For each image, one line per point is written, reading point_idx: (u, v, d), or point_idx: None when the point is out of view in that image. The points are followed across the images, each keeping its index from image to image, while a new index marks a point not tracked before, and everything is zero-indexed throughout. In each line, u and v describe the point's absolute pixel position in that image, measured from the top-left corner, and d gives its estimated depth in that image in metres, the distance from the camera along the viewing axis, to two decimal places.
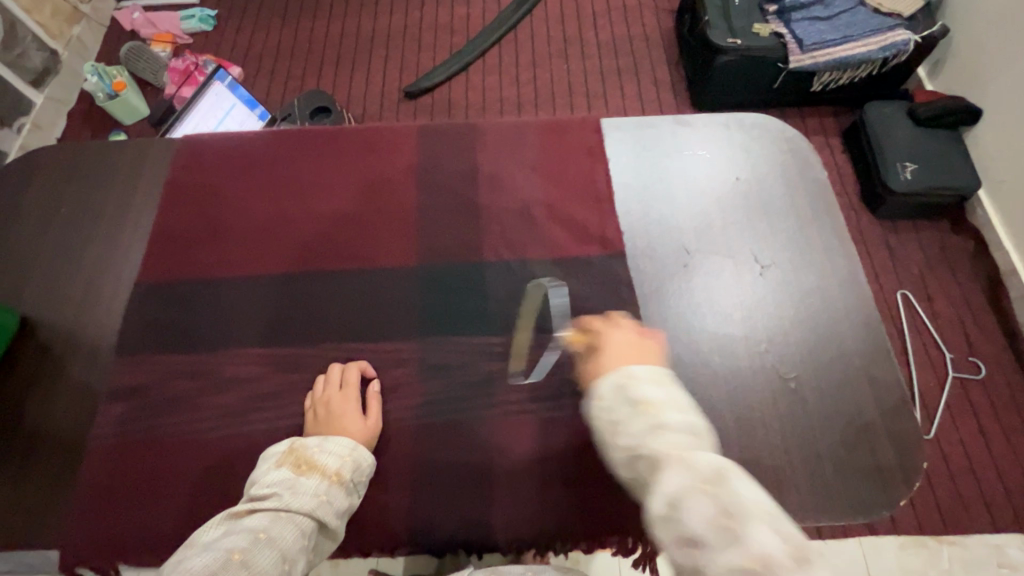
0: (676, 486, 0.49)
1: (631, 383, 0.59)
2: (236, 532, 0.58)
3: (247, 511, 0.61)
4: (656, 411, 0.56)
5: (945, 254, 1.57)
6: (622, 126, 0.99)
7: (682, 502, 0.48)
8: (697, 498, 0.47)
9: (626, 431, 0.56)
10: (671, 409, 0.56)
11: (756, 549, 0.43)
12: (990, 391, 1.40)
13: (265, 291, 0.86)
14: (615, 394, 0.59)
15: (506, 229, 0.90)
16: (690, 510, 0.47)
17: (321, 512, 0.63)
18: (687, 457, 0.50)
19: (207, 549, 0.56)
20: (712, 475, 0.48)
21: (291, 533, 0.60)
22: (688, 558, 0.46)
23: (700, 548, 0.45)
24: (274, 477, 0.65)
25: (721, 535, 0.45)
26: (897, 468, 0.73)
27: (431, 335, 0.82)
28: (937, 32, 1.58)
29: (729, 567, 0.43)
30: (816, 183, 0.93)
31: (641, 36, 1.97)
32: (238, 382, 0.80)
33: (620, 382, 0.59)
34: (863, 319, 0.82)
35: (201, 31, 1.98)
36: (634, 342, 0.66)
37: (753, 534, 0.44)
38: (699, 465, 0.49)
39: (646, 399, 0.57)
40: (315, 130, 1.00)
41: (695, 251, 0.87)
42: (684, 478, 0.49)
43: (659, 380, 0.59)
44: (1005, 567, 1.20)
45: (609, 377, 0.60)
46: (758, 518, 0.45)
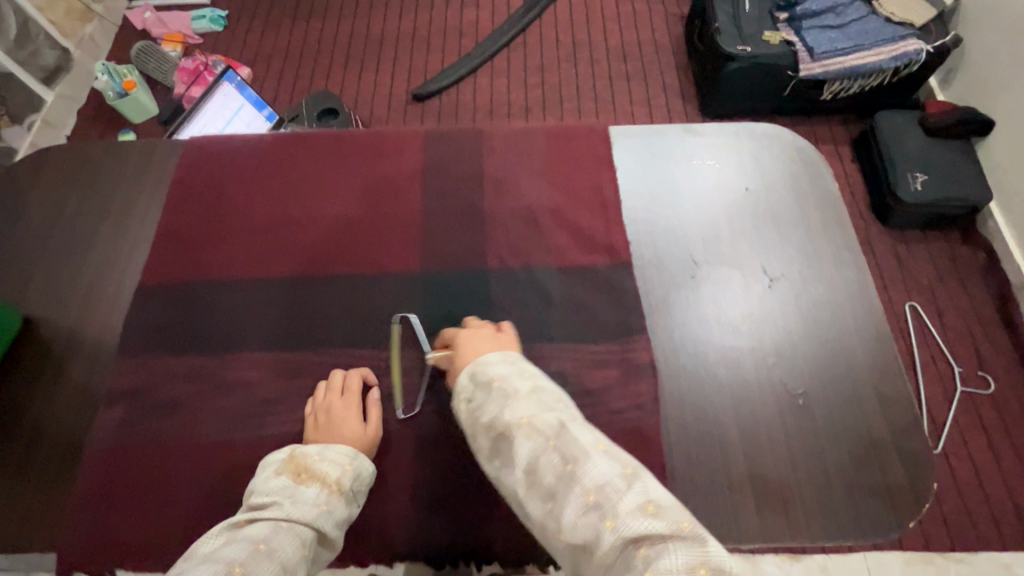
0: (529, 449, 0.55)
1: (485, 369, 0.65)
2: (235, 544, 0.57)
3: (246, 521, 0.60)
4: (505, 386, 0.61)
5: (956, 266, 1.55)
6: (630, 134, 0.99)
7: (537, 464, 0.54)
8: (546, 454, 0.53)
9: (485, 414, 0.61)
10: (517, 380, 0.62)
11: (592, 482, 0.50)
12: (999, 407, 1.38)
13: (268, 295, 0.86)
14: (474, 383, 0.65)
15: (511, 235, 0.89)
16: (542, 465, 0.53)
17: (321, 522, 0.62)
18: (532, 420, 0.57)
19: (205, 562, 0.54)
20: (554, 430, 0.55)
21: (291, 544, 0.58)
22: (548, 511, 0.51)
23: (554, 498, 0.51)
24: (273, 486, 0.64)
25: (566, 481, 0.51)
26: (907, 487, 0.71)
27: (434, 342, 0.81)
28: (950, 42, 1.57)
29: (577, 506, 0.49)
30: (827, 195, 0.92)
31: (651, 41, 1.96)
32: (238, 387, 0.79)
33: (476, 372, 0.65)
34: (873, 334, 0.80)
35: (212, 31, 1.99)
36: (488, 336, 0.72)
37: (589, 467, 0.51)
38: (543, 423, 0.56)
39: (497, 378, 0.63)
40: (321, 133, 1.00)
41: (702, 261, 0.86)
42: (533, 440, 0.55)
43: (509, 360, 0.66)
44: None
45: (466, 372, 0.66)
46: (591, 453, 0.52)
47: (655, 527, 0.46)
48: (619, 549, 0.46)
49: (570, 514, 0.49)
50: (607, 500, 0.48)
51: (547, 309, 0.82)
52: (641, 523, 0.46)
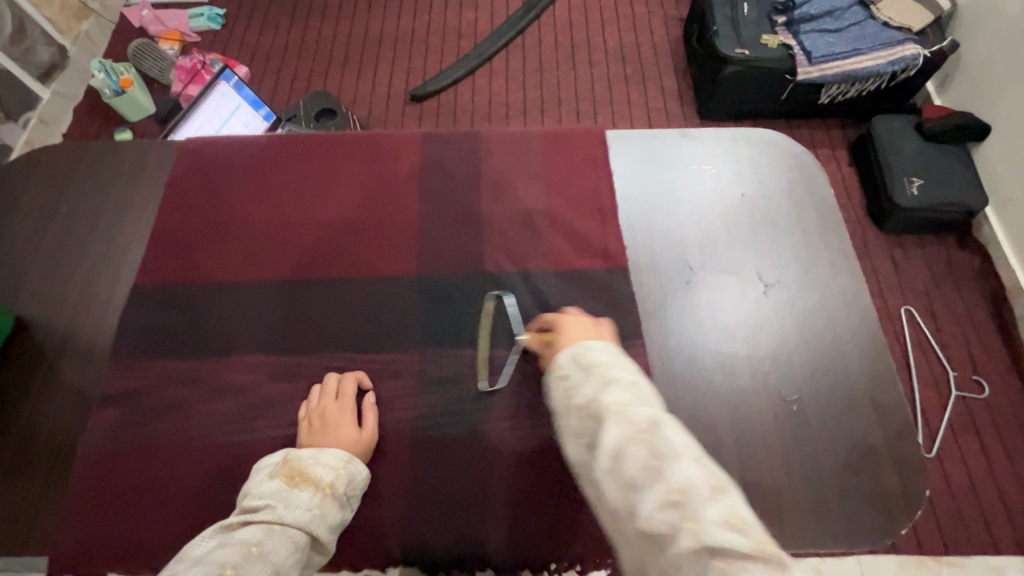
0: (617, 437, 0.54)
1: (587, 352, 0.64)
2: (228, 546, 0.57)
3: (239, 524, 0.60)
4: (605, 372, 0.60)
5: (951, 271, 1.55)
6: (627, 138, 0.99)
7: (623, 452, 0.53)
8: (636, 445, 0.53)
9: (579, 394, 0.60)
10: (619, 370, 0.61)
11: (678, 484, 0.49)
12: (993, 411, 1.38)
13: (263, 297, 0.85)
14: (572, 363, 0.64)
15: (508, 238, 0.89)
16: (628, 456, 0.52)
17: (314, 526, 0.62)
18: (627, 411, 0.56)
19: (198, 564, 0.54)
20: (648, 426, 0.54)
21: (283, 548, 0.58)
22: (625, 500, 0.51)
23: (635, 489, 0.51)
24: (267, 489, 0.64)
25: (652, 475, 0.50)
26: (900, 494, 0.72)
27: (429, 346, 0.81)
28: (947, 48, 1.57)
29: (658, 502, 0.49)
30: (824, 201, 0.92)
31: (649, 44, 1.97)
32: (231, 390, 0.79)
33: (578, 353, 0.64)
34: (868, 341, 0.80)
35: (209, 29, 1.98)
36: (589, 327, 0.71)
37: (677, 471, 0.50)
38: (638, 417, 0.55)
39: (598, 363, 0.61)
40: (319, 135, 1.00)
41: (698, 267, 0.86)
42: (624, 429, 0.54)
43: (612, 351, 0.64)
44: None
45: (568, 351, 0.65)
46: (682, 457, 0.51)
47: (738, 544, 0.45)
48: (693, 554, 0.46)
49: (649, 507, 0.49)
50: (692, 504, 0.48)
51: (542, 314, 0.82)
52: (723, 534, 0.46)
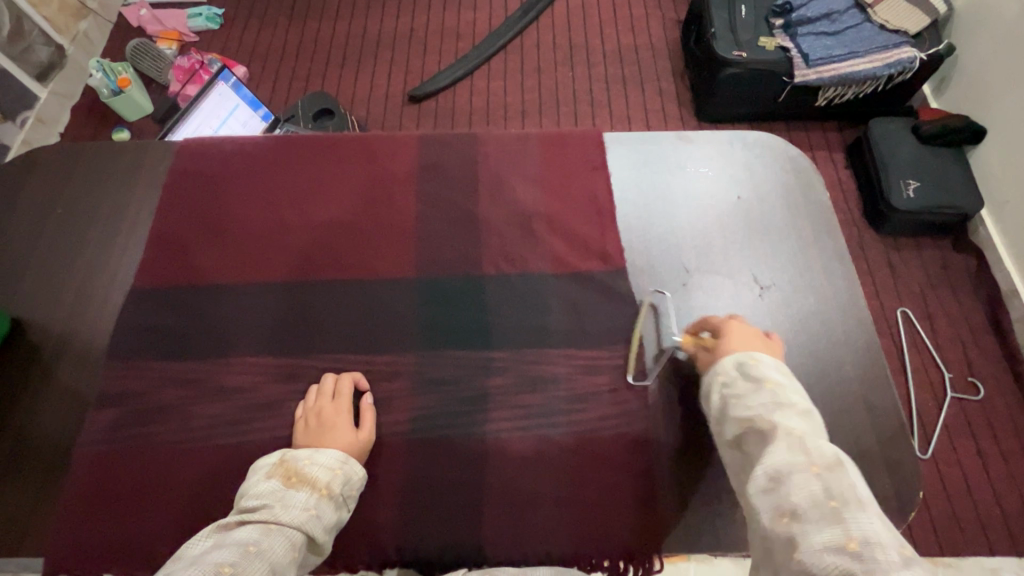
0: (788, 463, 0.55)
1: (757, 366, 0.66)
2: (226, 545, 0.57)
3: (236, 523, 0.61)
4: (780, 394, 0.63)
5: (947, 273, 1.56)
6: (624, 141, 0.99)
7: (793, 477, 0.54)
8: (806, 476, 0.53)
9: (748, 407, 0.63)
10: (794, 398, 0.63)
11: (857, 532, 0.48)
12: (989, 413, 1.39)
13: (260, 299, 0.85)
14: (740, 373, 0.67)
15: (506, 240, 0.89)
16: (796, 484, 0.53)
17: (310, 526, 0.62)
18: (803, 439, 0.57)
19: (196, 561, 0.55)
20: (826, 462, 0.54)
21: (280, 546, 0.59)
22: (784, 527, 0.51)
23: (798, 518, 0.51)
24: (263, 489, 0.64)
25: (823, 511, 0.50)
26: (893, 496, 0.72)
27: (425, 348, 0.81)
28: (944, 51, 1.58)
29: (828, 542, 0.48)
30: (819, 205, 0.92)
31: (647, 46, 1.97)
32: (228, 392, 0.79)
33: (746, 364, 0.67)
34: (862, 344, 0.81)
35: (208, 29, 1.99)
36: (760, 339, 0.73)
37: (857, 518, 0.49)
38: (817, 451, 0.55)
39: (771, 381, 0.64)
40: (316, 137, 1.00)
41: (694, 270, 0.86)
42: (797, 457, 0.55)
43: (784, 373, 0.67)
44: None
45: (734, 359, 0.69)
46: (864, 506, 0.50)
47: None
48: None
49: (814, 542, 0.49)
50: (873, 557, 0.46)
51: (539, 316, 0.83)
52: None
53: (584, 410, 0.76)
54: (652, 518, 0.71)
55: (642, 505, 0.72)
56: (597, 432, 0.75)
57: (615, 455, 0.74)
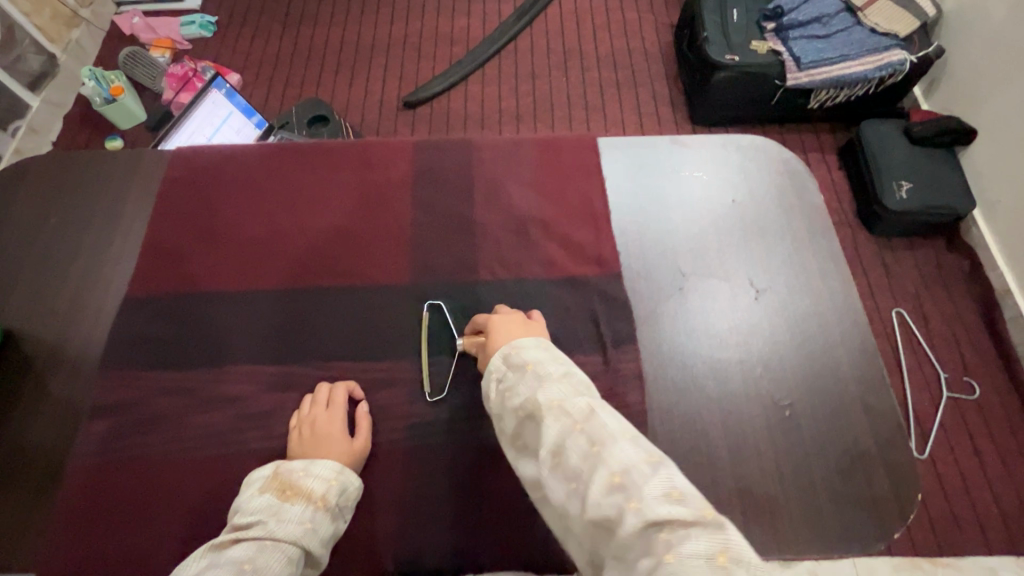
0: (557, 431, 0.56)
1: (518, 353, 0.66)
2: (220, 564, 0.57)
3: (231, 540, 0.60)
4: (538, 370, 0.63)
5: (941, 273, 1.57)
6: (618, 145, 0.99)
7: (563, 445, 0.54)
8: (572, 437, 0.54)
9: (516, 394, 0.62)
10: (551, 365, 0.63)
11: (618, 465, 0.51)
12: (984, 412, 1.40)
13: (256, 307, 0.85)
14: (507, 366, 0.66)
15: (502, 246, 0.89)
16: (568, 447, 0.54)
17: (306, 540, 0.62)
18: (560, 402, 0.58)
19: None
20: (583, 415, 0.56)
21: (276, 562, 0.59)
22: (572, 493, 0.52)
23: (578, 479, 0.52)
24: (257, 504, 0.64)
25: (591, 462, 0.52)
26: (892, 497, 0.72)
27: (422, 354, 0.81)
28: (933, 53, 1.60)
29: (601, 488, 0.50)
30: (812, 207, 0.93)
31: (641, 50, 1.98)
32: (223, 402, 0.78)
33: (511, 355, 0.66)
34: (858, 345, 0.81)
35: (201, 36, 1.98)
36: (520, 322, 0.74)
37: (615, 452, 0.52)
38: (573, 407, 0.57)
39: (530, 361, 0.64)
40: (308, 144, 1.00)
41: (690, 273, 0.86)
42: (561, 422, 0.56)
43: (542, 347, 0.67)
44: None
45: (501, 354, 0.67)
46: (620, 437, 0.53)
47: (679, 515, 0.46)
48: (639, 533, 0.47)
49: (593, 494, 0.50)
50: (633, 483, 0.49)
51: None
52: (665, 508, 0.47)
53: None
54: None
55: None
56: None
57: None
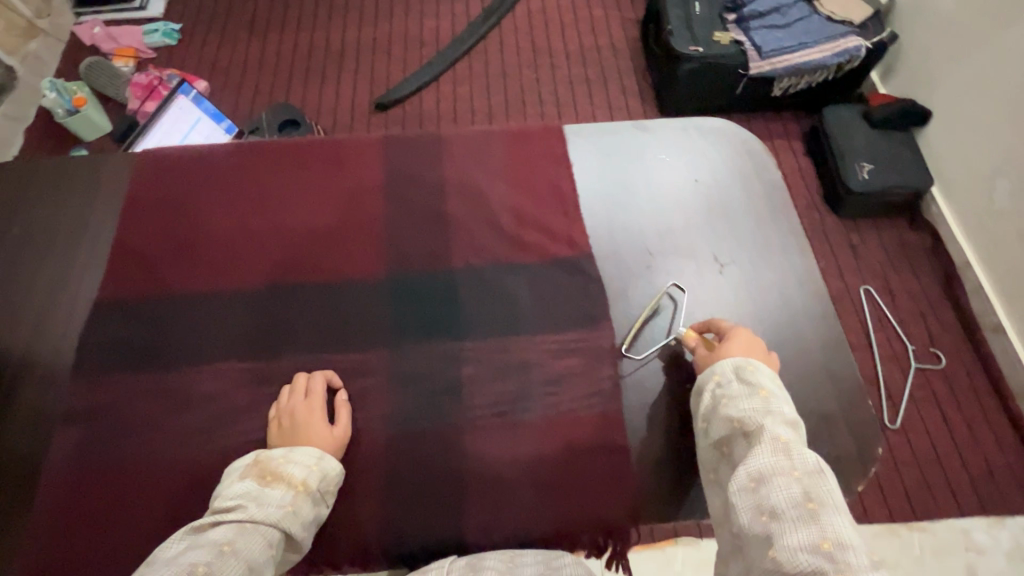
0: (771, 467, 0.60)
1: (753, 371, 0.70)
2: (200, 546, 0.57)
3: (211, 523, 0.61)
4: (771, 401, 0.67)
5: (905, 250, 1.64)
6: (584, 131, 1.00)
7: (776, 482, 0.59)
8: (788, 479, 0.59)
9: (739, 408, 0.67)
10: (782, 404, 0.67)
11: (833, 535, 0.54)
12: (950, 381, 1.47)
13: (230, 306, 0.85)
14: (736, 376, 0.70)
15: (475, 234, 0.90)
16: (777, 486, 0.59)
17: (287, 523, 0.62)
18: (789, 445, 0.61)
19: (169, 561, 0.55)
20: (810, 469, 0.59)
21: (256, 544, 0.59)
22: (763, 525, 0.57)
23: (778, 518, 0.56)
24: (238, 490, 0.64)
25: (804, 513, 0.56)
26: (855, 454, 0.75)
27: (400, 345, 0.82)
28: (887, 38, 1.66)
29: (805, 542, 0.54)
30: (773, 184, 0.96)
31: (608, 45, 2.02)
32: (201, 400, 0.78)
33: (743, 369, 0.70)
34: (819, 313, 0.84)
35: (165, 45, 1.96)
36: (763, 349, 0.75)
37: (832, 520, 0.55)
38: (799, 456, 0.60)
39: (764, 386, 0.68)
40: (279, 143, 0.99)
41: (657, 252, 0.89)
42: (782, 461, 0.60)
43: (776, 381, 0.70)
44: (972, 550, 1.27)
45: (733, 360, 0.72)
46: (839, 511, 0.56)
47: None
48: None
49: (791, 540, 0.54)
50: (843, 558, 0.52)
51: (512, 305, 0.84)
52: None
53: (559, 393, 0.78)
54: (631, 492, 0.74)
55: (616, 484, 0.74)
56: (575, 413, 0.77)
57: (590, 435, 0.76)
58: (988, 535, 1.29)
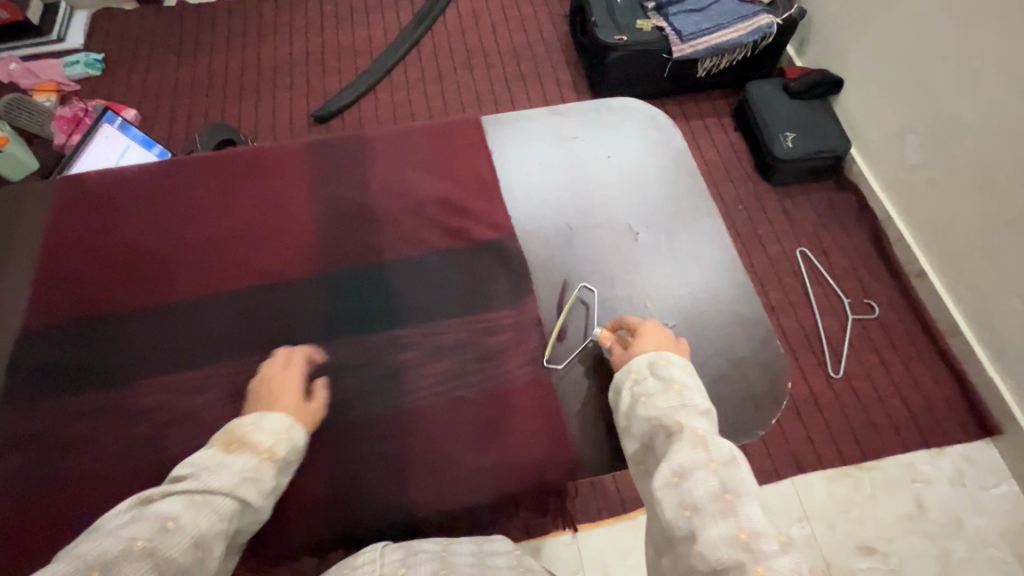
0: (691, 460, 0.60)
1: (666, 366, 0.72)
2: (144, 518, 0.55)
3: (160, 494, 0.59)
4: (685, 395, 0.68)
5: (834, 210, 1.74)
6: (503, 121, 1.05)
7: (695, 475, 0.59)
8: (706, 472, 0.59)
9: (656, 403, 0.68)
10: (695, 396, 0.68)
11: (749, 525, 0.54)
12: (884, 326, 1.57)
13: (160, 319, 0.86)
14: (651, 372, 0.72)
15: (410, 227, 0.93)
16: (697, 480, 0.58)
17: (243, 491, 0.63)
18: (705, 436, 0.62)
19: (105, 532, 0.54)
20: (723, 459, 0.60)
21: (204, 518, 0.58)
22: (687, 521, 0.57)
23: (699, 512, 0.56)
24: (199, 458, 0.65)
25: (720, 503, 0.56)
26: (767, 392, 0.82)
27: (341, 339, 0.84)
28: (795, 14, 1.77)
29: (724, 535, 0.54)
30: (679, 152, 1.02)
31: (539, 41, 2.08)
32: (145, 414, 0.79)
33: (657, 364, 0.72)
34: (731, 267, 0.91)
35: (89, 76, 1.93)
36: (671, 341, 0.77)
37: (748, 510, 0.55)
38: (714, 446, 0.61)
39: (676, 380, 0.70)
40: (200, 157, 1.00)
41: (577, 226, 0.94)
42: (699, 454, 0.60)
43: (689, 371, 0.72)
44: (918, 481, 1.37)
45: (647, 357, 0.74)
46: (753, 499, 0.57)
47: None
48: None
49: (713, 535, 0.54)
50: (759, 548, 0.52)
51: (448, 291, 0.88)
52: None
53: (499, 368, 0.82)
54: (570, 451, 0.78)
55: (555, 440, 0.78)
56: (515, 384, 0.81)
57: (529, 404, 0.80)
58: (931, 465, 1.39)
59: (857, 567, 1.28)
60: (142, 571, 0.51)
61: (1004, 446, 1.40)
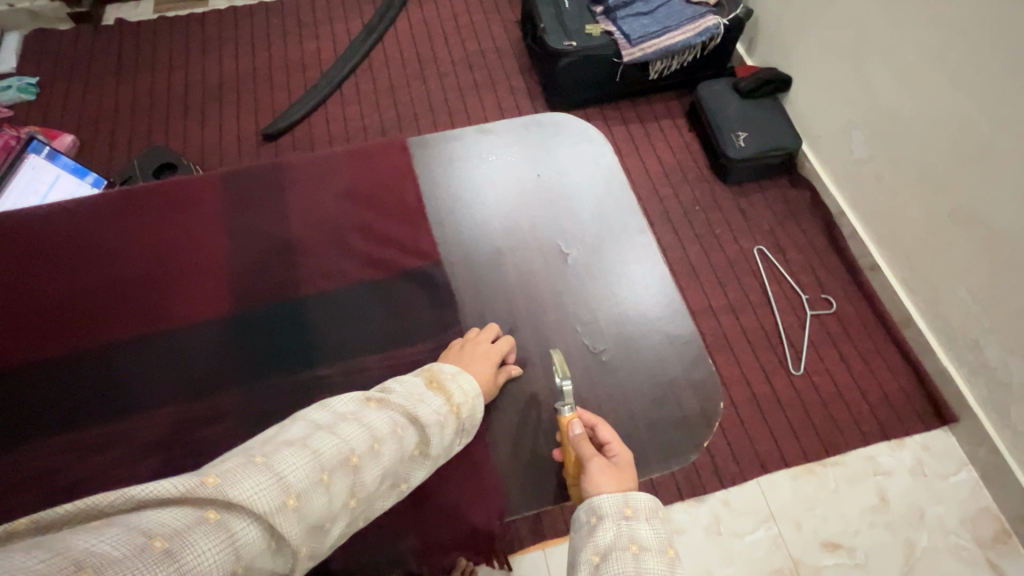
0: None
1: (664, 520, 0.64)
2: (362, 423, 0.61)
3: (375, 404, 0.64)
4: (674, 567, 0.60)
5: (789, 207, 1.75)
6: (428, 143, 1.02)
7: None
8: None
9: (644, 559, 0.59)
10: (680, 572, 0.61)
11: None
12: (842, 321, 1.58)
13: (62, 374, 0.80)
14: (649, 518, 0.63)
15: (337, 257, 0.90)
16: None
17: (435, 434, 0.67)
18: None
19: (343, 427, 0.59)
20: None
21: (395, 452, 0.62)
22: None
23: None
24: (409, 384, 0.70)
25: None
26: (700, 413, 0.80)
27: (255, 383, 0.80)
28: (742, 14, 1.77)
29: None
30: (610, 168, 1.00)
31: (491, 48, 2.05)
32: (43, 477, 0.73)
33: (657, 514, 0.64)
34: (663, 284, 0.90)
35: (23, 100, 1.85)
36: None
37: None
38: None
39: (672, 546, 0.62)
40: (107, 195, 0.94)
41: (505, 249, 0.92)
42: None
43: None
44: (880, 474, 1.38)
45: (648, 497, 0.66)
46: None
47: None
48: None
49: None
50: None
51: (376, 323, 0.84)
52: None
53: None
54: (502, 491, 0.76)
55: (482, 480, 0.76)
56: None
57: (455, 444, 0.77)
58: (892, 457, 1.40)
59: (823, 564, 1.28)
60: (346, 483, 0.57)
61: (960, 434, 1.41)
